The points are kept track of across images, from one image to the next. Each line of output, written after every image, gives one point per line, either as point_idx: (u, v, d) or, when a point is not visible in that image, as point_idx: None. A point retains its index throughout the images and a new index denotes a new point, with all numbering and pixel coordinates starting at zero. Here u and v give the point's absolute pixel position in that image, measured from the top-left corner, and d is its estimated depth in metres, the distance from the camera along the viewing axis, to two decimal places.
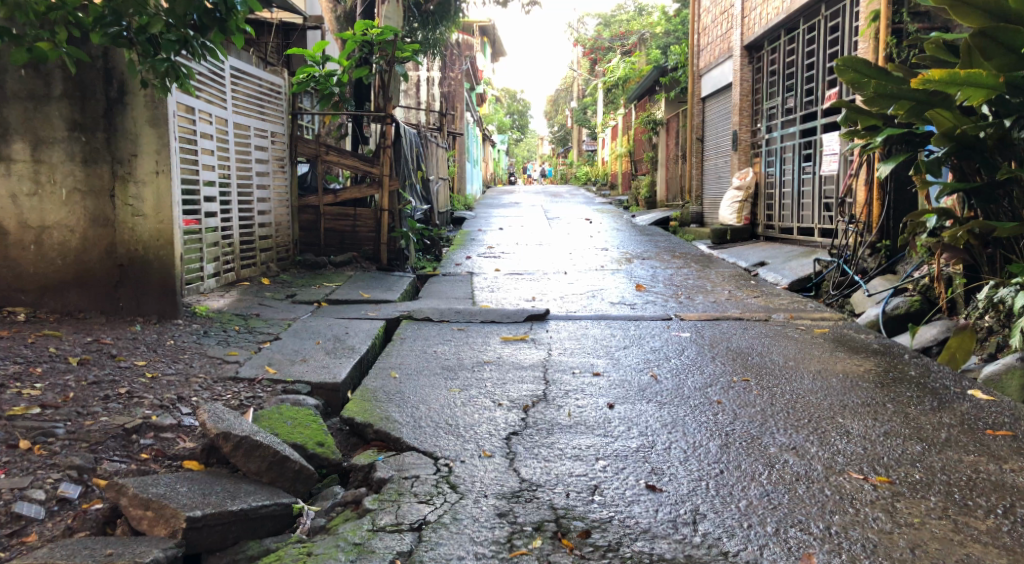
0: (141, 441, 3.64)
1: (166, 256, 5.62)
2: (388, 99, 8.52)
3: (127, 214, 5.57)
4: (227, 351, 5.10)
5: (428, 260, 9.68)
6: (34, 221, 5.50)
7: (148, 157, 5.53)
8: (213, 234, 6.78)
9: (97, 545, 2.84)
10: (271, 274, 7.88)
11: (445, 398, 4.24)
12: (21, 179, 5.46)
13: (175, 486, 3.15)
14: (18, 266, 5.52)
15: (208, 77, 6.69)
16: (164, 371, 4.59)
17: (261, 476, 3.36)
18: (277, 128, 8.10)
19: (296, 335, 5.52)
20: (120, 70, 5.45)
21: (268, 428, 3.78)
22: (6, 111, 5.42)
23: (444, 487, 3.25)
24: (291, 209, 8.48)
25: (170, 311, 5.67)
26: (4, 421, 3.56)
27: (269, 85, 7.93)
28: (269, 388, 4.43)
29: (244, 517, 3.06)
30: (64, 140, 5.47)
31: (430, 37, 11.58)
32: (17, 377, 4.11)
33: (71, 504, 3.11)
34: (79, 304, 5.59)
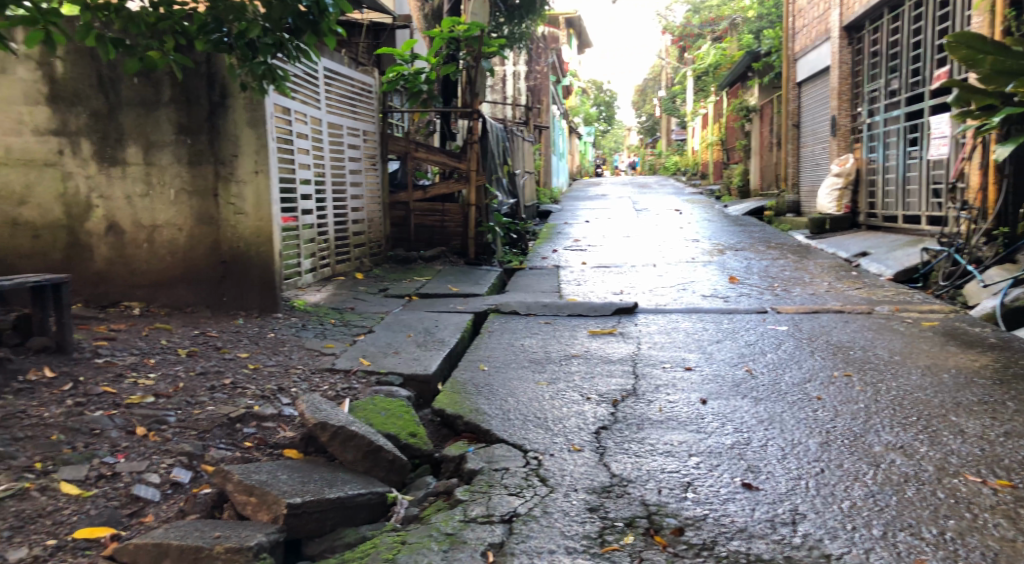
0: (245, 429, 3.79)
1: (265, 252, 5.87)
2: (473, 95, 8.58)
3: (230, 212, 5.82)
4: (323, 343, 5.26)
5: (515, 254, 9.72)
6: (146, 220, 5.78)
7: (248, 157, 5.77)
8: (309, 230, 6.99)
9: (206, 528, 2.95)
10: (364, 270, 8.09)
11: (533, 391, 4.25)
12: (134, 181, 5.74)
13: (276, 474, 3.27)
14: (132, 263, 5.80)
15: (303, 79, 6.89)
16: (266, 363, 4.77)
17: (357, 465, 3.45)
18: (369, 126, 8.28)
19: (388, 328, 5.64)
20: (222, 75, 5.72)
21: (363, 418, 3.88)
22: (120, 117, 5.69)
23: (534, 479, 3.27)
24: (382, 206, 8.68)
25: (270, 304, 5.92)
26: (122, 409, 3.78)
27: (361, 85, 8.12)
28: (363, 380, 4.55)
29: (341, 505, 3.16)
30: (172, 144, 5.74)
31: (516, 31, 11.60)
32: (133, 367, 4.36)
33: (183, 488, 3.27)
34: (187, 298, 5.87)
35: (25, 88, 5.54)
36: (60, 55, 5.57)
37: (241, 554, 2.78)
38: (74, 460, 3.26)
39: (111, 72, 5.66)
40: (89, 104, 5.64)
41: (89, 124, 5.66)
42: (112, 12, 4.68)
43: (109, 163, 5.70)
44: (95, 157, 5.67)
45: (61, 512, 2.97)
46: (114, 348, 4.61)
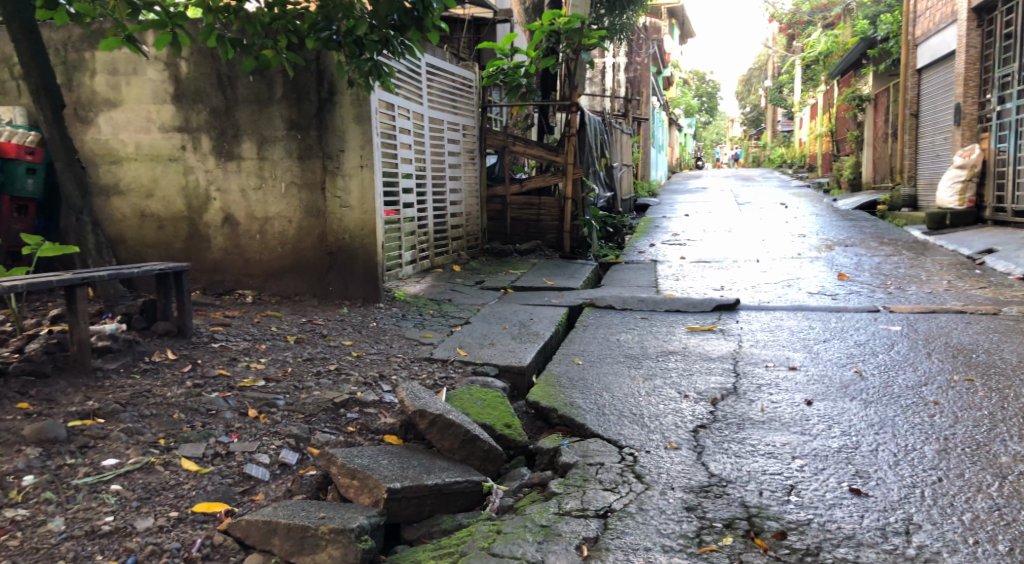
0: (348, 415, 3.93)
1: (369, 245, 6.00)
2: (573, 87, 8.54)
3: (336, 205, 6.00)
4: (422, 333, 5.38)
5: (612, 248, 9.64)
6: (259, 212, 6.07)
7: (353, 152, 5.92)
8: (410, 223, 7.16)
9: (312, 508, 3.06)
10: (462, 262, 8.22)
11: (629, 387, 4.22)
12: (249, 175, 6.03)
13: (377, 459, 3.37)
14: (246, 253, 6.12)
15: (406, 75, 7.03)
16: (368, 351, 4.92)
17: (454, 453, 3.52)
18: (468, 121, 8.40)
19: (484, 320, 5.71)
20: (331, 72, 5.89)
21: (459, 408, 3.95)
22: (237, 114, 6.00)
23: (630, 476, 3.25)
24: (480, 200, 8.79)
25: (373, 295, 6.06)
26: (235, 391, 3.98)
27: (461, 80, 8.22)
28: (460, 369, 4.64)
29: (438, 492, 3.23)
30: (283, 139, 5.99)
31: (617, 22, 11.53)
32: (246, 352, 4.59)
33: (291, 469, 3.42)
34: (296, 288, 6.13)
35: (154, 89, 6.01)
36: (184, 56, 5.95)
37: (345, 535, 2.86)
38: (193, 438, 3.46)
39: (229, 71, 5.96)
40: (208, 102, 5.99)
41: (208, 121, 6.02)
42: (232, 14, 4.94)
43: (226, 158, 6.03)
44: (213, 152, 6.03)
45: (182, 487, 3.13)
46: (228, 334, 4.86)
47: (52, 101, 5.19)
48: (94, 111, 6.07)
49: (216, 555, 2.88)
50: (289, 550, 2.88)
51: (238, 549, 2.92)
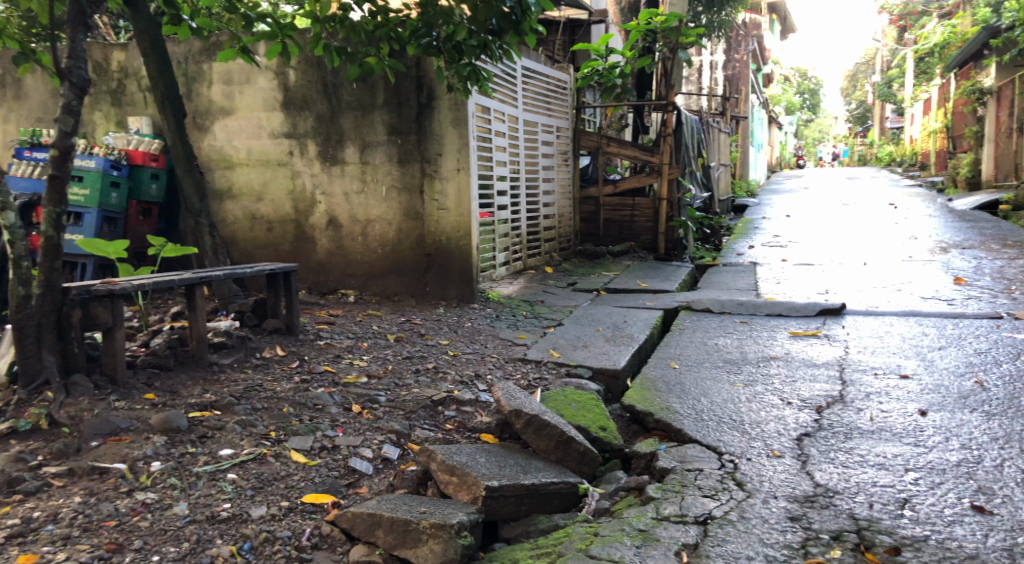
0: (446, 412, 4.01)
1: (465, 246, 6.09)
2: (669, 87, 8.41)
3: (433, 207, 6.11)
4: (516, 334, 5.43)
5: (708, 249, 9.46)
6: (360, 215, 6.26)
7: (451, 155, 6.02)
8: (504, 225, 7.23)
9: (414, 503, 3.13)
10: (554, 264, 8.25)
11: (728, 392, 4.14)
12: (351, 178, 6.23)
13: (475, 456, 3.42)
14: (348, 254, 6.33)
15: (502, 78, 7.10)
16: (464, 350, 5.01)
17: (550, 454, 3.54)
18: (563, 122, 8.42)
19: (577, 322, 5.71)
20: (429, 77, 6.01)
21: (554, 409, 3.97)
22: (341, 120, 6.20)
23: (730, 483, 3.19)
24: (573, 201, 8.81)
25: (468, 295, 6.15)
26: (340, 387, 4.13)
27: (556, 82, 8.25)
28: (554, 371, 4.66)
29: (535, 491, 3.26)
30: (384, 143, 6.15)
31: (716, 19, 11.31)
32: (349, 349, 4.74)
33: (393, 464, 3.52)
34: (395, 288, 6.29)
35: (265, 97, 6.28)
36: (293, 65, 6.20)
37: (445, 531, 2.91)
38: (301, 431, 3.60)
39: (334, 79, 6.16)
40: (315, 108, 6.22)
41: (314, 127, 6.25)
42: (338, 22, 5.16)
43: (331, 162, 6.25)
44: (318, 157, 6.26)
45: (292, 477, 3.26)
46: (333, 332, 5.04)
47: (176, 111, 5.54)
48: (210, 119, 6.40)
49: (324, 545, 2.98)
50: (392, 543, 2.95)
51: (344, 540, 3.02)
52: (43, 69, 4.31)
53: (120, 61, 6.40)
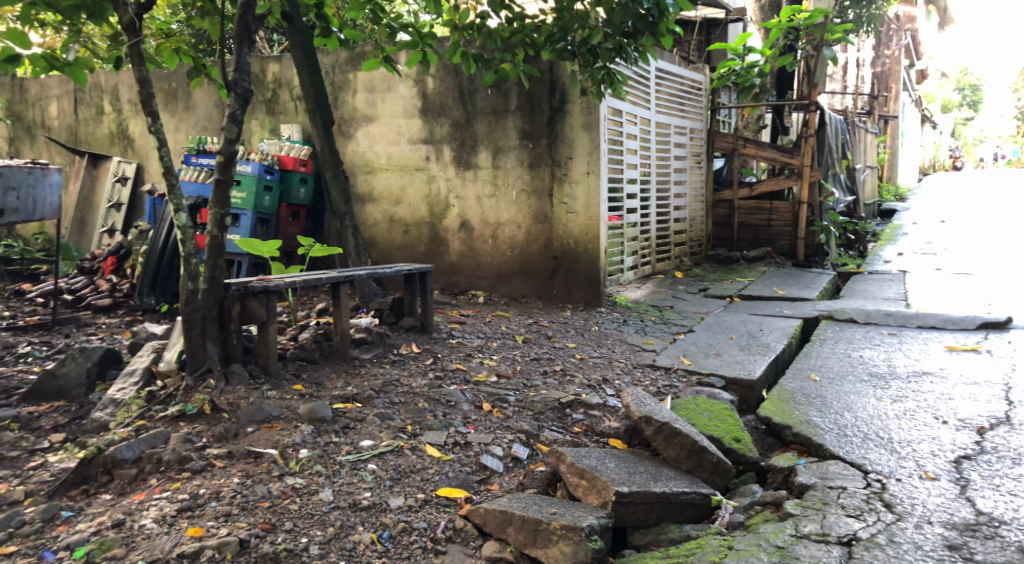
0: (574, 415, 4.02)
1: (593, 250, 6.08)
2: (812, 86, 8.06)
3: (562, 211, 6.15)
4: (645, 339, 5.37)
5: (851, 256, 9.00)
6: (492, 218, 6.38)
7: (582, 159, 6.03)
8: (633, 229, 7.17)
9: (544, 504, 3.15)
10: (685, 268, 8.11)
11: (874, 408, 3.93)
12: (484, 183, 6.36)
13: (605, 461, 3.40)
14: (480, 256, 6.46)
15: (636, 81, 7.04)
16: (591, 354, 5.01)
17: (681, 463, 3.47)
18: (697, 124, 8.25)
19: (709, 329, 5.58)
20: (562, 82, 6.04)
21: (685, 418, 3.89)
22: (475, 125, 6.34)
23: (878, 504, 3.03)
24: (705, 205, 8.63)
25: (595, 298, 6.13)
26: (471, 385, 4.24)
27: (691, 82, 8.09)
28: (684, 379, 4.58)
29: (666, 500, 3.21)
30: (516, 148, 6.24)
31: (864, 14, 10.76)
32: (479, 349, 4.85)
33: (522, 463, 3.57)
34: (523, 290, 6.37)
35: (405, 104, 6.52)
36: (431, 73, 6.40)
37: (576, 533, 2.92)
38: (436, 426, 3.72)
39: (470, 85, 6.31)
40: (450, 115, 6.39)
41: (450, 132, 6.42)
42: (475, 31, 5.36)
43: (465, 167, 6.41)
44: (453, 161, 6.43)
45: (427, 471, 3.37)
46: (464, 331, 5.17)
47: (324, 120, 5.85)
48: (354, 126, 6.71)
49: (458, 538, 3.05)
50: (523, 542, 2.99)
51: (477, 535, 3.08)
52: (212, 82, 4.65)
53: (275, 72, 6.82)
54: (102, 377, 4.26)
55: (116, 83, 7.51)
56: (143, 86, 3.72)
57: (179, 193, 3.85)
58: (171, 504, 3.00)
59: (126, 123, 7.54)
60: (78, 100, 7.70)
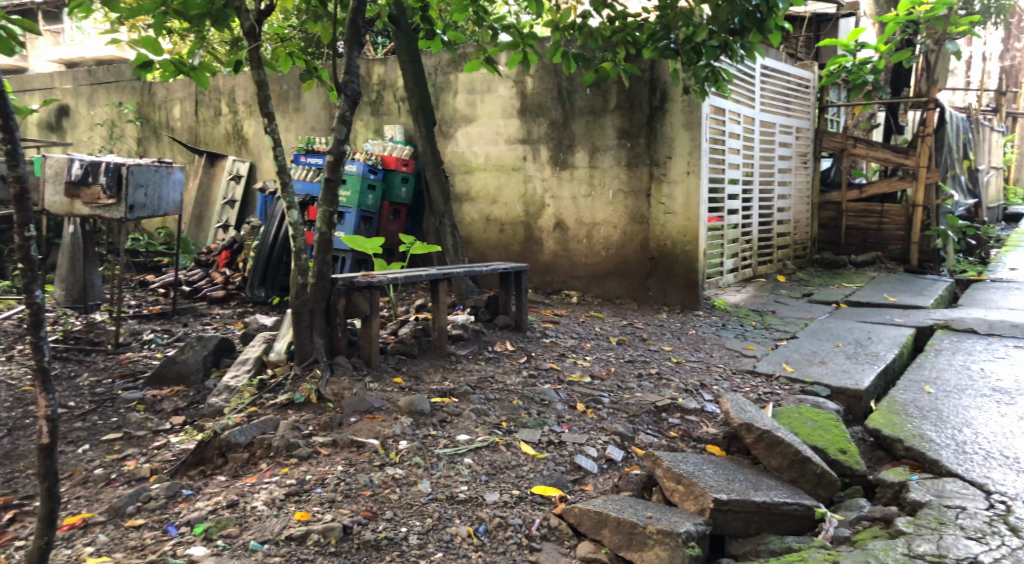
0: (670, 419, 3.97)
1: (691, 251, 5.97)
2: (932, 82, 7.66)
3: (660, 211, 6.06)
4: (745, 345, 5.24)
5: (971, 263, 8.50)
6: (587, 218, 6.36)
7: (681, 158, 5.93)
8: (734, 231, 7.00)
9: (640, 507, 3.12)
10: (787, 272, 7.87)
11: (997, 425, 3.70)
12: (580, 182, 6.35)
13: (702, 467, 3.34)
14: (575, 257, 6.46)
15: (740, 79, 6.87)
16: (688, 358, 4.92)
17: (782, 472, 3.37)
18: (804, 123, 7.99)
19: (814, 335, 5.39)
20: (663, 80, 5.95)
21: (787, 426, 3.78)
22: (573, 125, 6.33)
23: (1001, 527, 2.86)
24: (810, 207, 8.34)
25: (692, 302, 6.02)
26: (565, 385, 4.24)
27: (798, 80, 7.83)
28: (786, 387, 4.44)
29: (767, 510, 3.12)
30: (614, 147, 6.19)
31: (992, 5, 10.12)
32: (574, 349, 4.85)
33: (616, 465, 3.54)
34: (617, 291, 6.32)
35: (504, 104, 6.58)
36: (531, 74, 6.43)
37: (672, 538, 2.88)
38: (530, 424, 3.75)
39: (569, 85, 6.30)
40: (549, 115, 6.41)
41: (548, 132, 6.44)
42: (576, 30, 5.34)
43: (562, 167, 6.41)
44: (550, 161, 6.45)
45: (522, 468, 3.39)
46: (558, 331, 5.18)
47: (427, 120, 5.97)
48: (454, 127, 6.82)
49: (553, 537, 3.06)
50: (618, 544, 2.97)
51: (572, 535, 3.08)
52: (322, 84, 4.78)
53: (380, 74, 7.01)
54: (218, 364, 4.49)
55: (233, 86, 7.89)
56: (260, 88, 3.88)
57: (291, 191, 4.00)
58: (280, 488, 3.13)
59: (242, 124, 7.90)
60: (199, 102, 8.13)
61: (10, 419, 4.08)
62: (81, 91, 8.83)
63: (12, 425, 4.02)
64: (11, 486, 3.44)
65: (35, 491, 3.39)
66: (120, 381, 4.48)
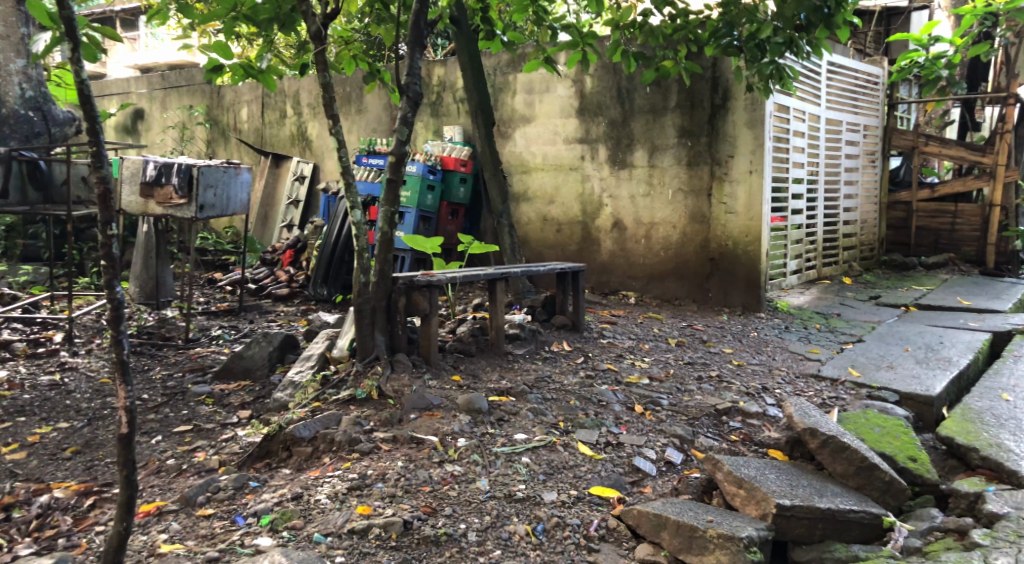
0: (731, 423, 3.90)
1: (753, 252, 5.86)
2: (1011, 77, 7.37)
3: (721, 211, 5.97)
4: (808, 348, 5.12)
5: None
6: (646, 218, 6.30)
7: (744, 157, 5.83)
8: (797, 231, 6.85)
9: (700, 511, 3.07)
10: (853, 274, 7.67)
11: None
12: (639, 182, 6.29)
13: (764, 472, 3.27)
14: (633, 257, 6.41)
15: (806, 76, 6.72)
16: (749, 360, 4.84)
17: (848, 479, 3.28)
18: (872, 120, 7.77)
19: (881, 339, 5.23)
20: (726, 77, 5.86)
21: (853, 432, 3.68)
22: (632, 124, 6.29)
23: None
24: (878, 207, 8.12)
25: (754, 303, 5.91)
26: (623, 386, 4.21)
27: (867, 76, 7.61)
28: (852, 392, 4.32)
29: (832, 517, 3.04)
30: (674, 146, 6.13)
31: None
32: (632, 350, 4.81)
33: (676, 468, 3.50)
34: (676, 292, 6.24)
35: (563, 104, 6.57)
36: (590, 73, 6.41)
37: (734, 543, 2.83)
38: (588, 424, 3.73)
39: (629, 84, 6.26)
40: (608, 114, 6.38)
41: (607, 131, 6.40)
42: (636, 29, 5.28)
43: (620, 166, 6.37)
44: (609, 161, 6.41)
45: (580, 468, 3.38)
46: (615, 332, 5.15)
47: (486, 121, 6.00)
48: (513, 127, 6.85)
49: (611, 538, 3.03)
50: (678, 547, 2.93)
51: (631, 536, 3.05)
52: (385, 86, 4.84)
53: (440, 76, 7.08)
54: (282, 359, 4.59)
55: (298, 89, 8.06)
56: (325, 90, 3.96)
57: (354, 191, 4.07)
58: (343, 482, 3.18)
59: (306, 125, 8.07)
60: (265, 105, 8.33)
61: (89, 410, 4.25)
62: (155, 95, 9.16)
63: (91, 415, 4.19)
64: (90, 473, 3.58)
65: (113, 478, 3.52)
66: (190, 375, 4.62)
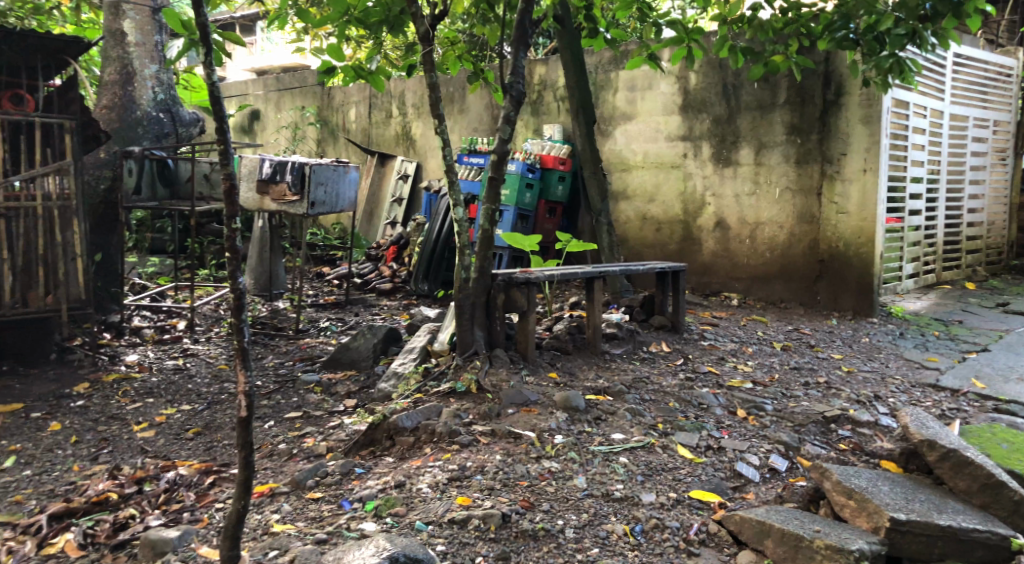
0: (840, 431, 3.75)
1: (866, 254, 5.61)
2: None
3: (832, 211, 5.74)
4: (925, 356, 4.85)
5: None
6: (751, 218, 6.12)
7: (857, 155, 5.59)
8: (916, 233, 6.50)
9: (806, 520, 2.96)
10: (978, 279, 7.24)
11: None
12: (744, 180, 6.12)
13: (876, 483, 3.12)
14: (736, 258, 6.24)
15: (929, 69, 6.37)
16: (860, 367, 4.63)
17: (972, 496, 3.08)
18: (1002, 115, 7.28)
19: (1009, 349, 4.91)
20: (840, 72, 5.62)
21: (977, 446, 3.46)
22: (738, 121, 6.12)
23: None
24: (1008, 207, 7.62)
25: (865, 307, 5.66)
26: (725, 390, 4.11)
27: (998, 69, 7.13)
28: (975, 403, 4.07)
29: (952, 535, 2.87)
30: (782, 144, 5.93)
31: None
32: (734, 353, 4.69)
33: (780, 475, 3.39)
34: (782, 295, 6.05)
35: (666, 101, 6.47)
36: (695, 69, 6.28)
37: (842, 555, 2.70)
38: (687, 427, 3.66)
39: (735, 80, 6.10)
40: (712, 111, 6.23)
41: (710, 129, 6.26)
42: (745, 23, 5.06)
43: (724, 164, 6.21)
44: (712, 158, 6.27)
45: (680, 471, 3.32)
46: (717, 334, 5.03)
47: (587, 119, 5.99)
48: (614, 125, 6.80)
49: (711, 543, 2.95)
50: (781, 556, 2.81)
51: (732, 543, 2.96)
52: (489, 85, 4.89)
53: (541, 75, 7.09)
54: (386, 351, 4.70)
55: (404, 89, 8.25)
56: (432, 90, 4.02)
57: (457, 189, 4.12)
58: (443, 472, 3.24)
59: (411, 125, 8.25)
60: (372, 105, 8.57)
61: (209, 394, 4.48)
62: (270, 97, 9.58)
63: (210, 399, 4.41)
64: (210, 454, 3.78)
65: (231, 459, 3.70)
66: (300, 364, 4.81)
